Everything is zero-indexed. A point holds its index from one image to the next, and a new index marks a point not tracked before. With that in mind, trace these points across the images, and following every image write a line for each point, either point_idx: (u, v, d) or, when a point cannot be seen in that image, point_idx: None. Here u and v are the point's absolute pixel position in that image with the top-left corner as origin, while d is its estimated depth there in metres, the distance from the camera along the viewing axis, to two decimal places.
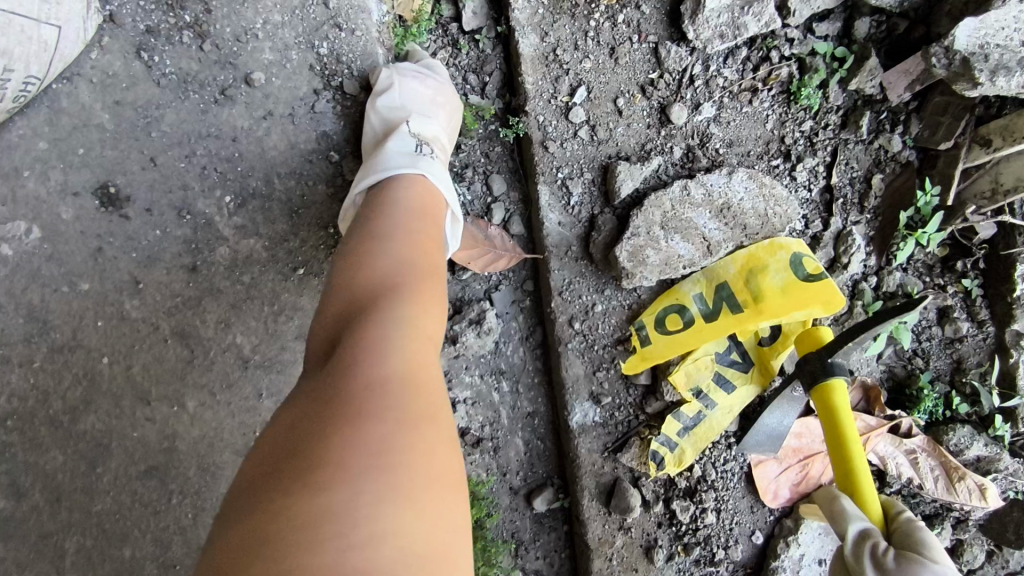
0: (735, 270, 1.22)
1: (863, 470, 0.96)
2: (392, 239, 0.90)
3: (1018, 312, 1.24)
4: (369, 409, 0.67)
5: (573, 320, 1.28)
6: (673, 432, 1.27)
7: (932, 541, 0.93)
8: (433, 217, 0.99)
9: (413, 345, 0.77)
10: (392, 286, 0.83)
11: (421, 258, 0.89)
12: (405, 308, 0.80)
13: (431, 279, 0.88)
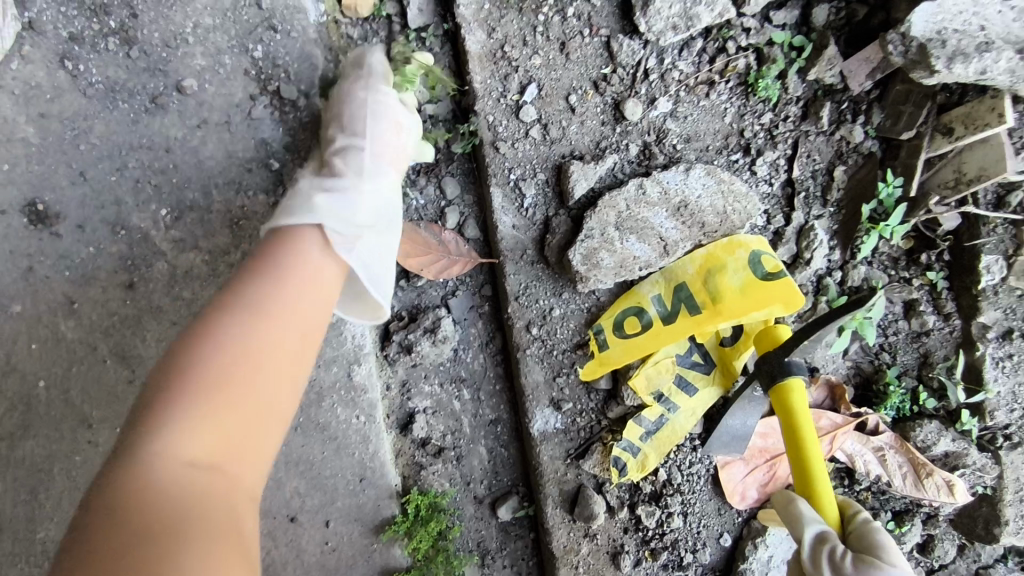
0: (693, 269, 1.19)
1: (820, 471, 0.94)
2: (228, 300, 0.79)
3: (983, 304, 1.20)
4: (102, 529, 0.65)
5: (530, 326, 1.25)
6: (635, 437, 1.23)
7: (889, 543, 0.92)
8: (290, 274, 0.82)
9: (192, 444, 0.71)
10: (194, 367, 0.74)
11: (245, 341, 0.76)
12: (194, 425, 0.71)
13: (249, 368, 0.76)
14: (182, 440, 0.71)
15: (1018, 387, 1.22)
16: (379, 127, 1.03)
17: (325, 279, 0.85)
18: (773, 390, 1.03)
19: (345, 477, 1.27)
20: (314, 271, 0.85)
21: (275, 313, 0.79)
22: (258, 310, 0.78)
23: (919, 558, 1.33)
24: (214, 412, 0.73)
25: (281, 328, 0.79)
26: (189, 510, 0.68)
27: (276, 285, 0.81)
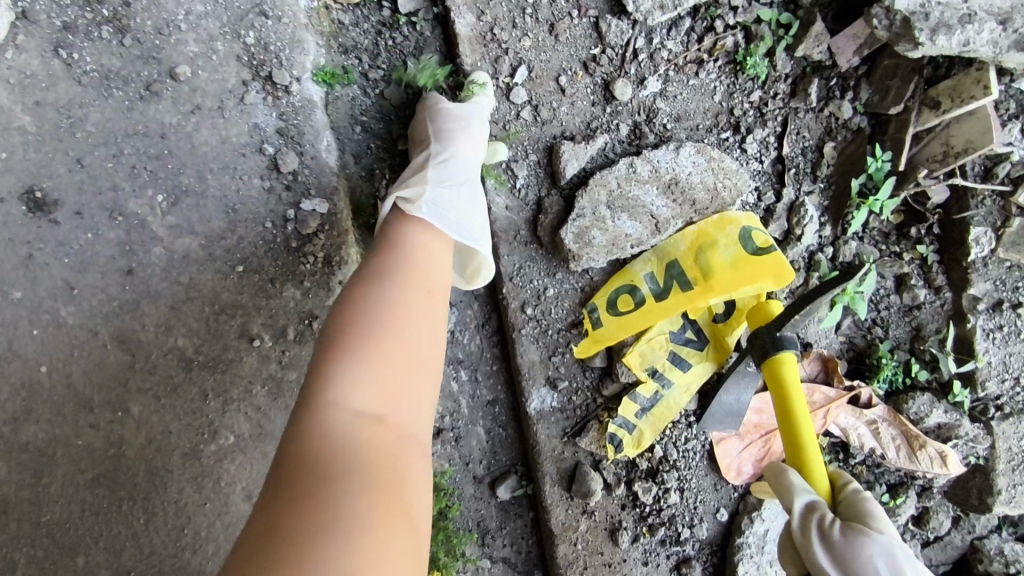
0: (685, 246, 1.20)
1: (812, 443, 0.94)
2: (373, 279, 0.91)
3: (973, 277, 1.22)
4: (314, 473, 0.73)
5: (524, 306, 1.27)
6: (630, 413, 1.25)
7: (881, 514, 0.93)
8: (411, 255, 0.97)
9: (371, 395, 0.81)
10: (354, 334, 0.84)
11: (395, 304, 0.89)
12: (364, 380, 0.81)
13: (398, 333, 0.86)
14: (352, 392, 0.80)
15: (1010, 357, 1.22)
16: (462, 137, 1.12)
17: (438, 261, 0.99)
18: (766, 361, 1.03)
19: None
20: (425, 249, 1.00)
21: (420, 276, 0.94)
22: (400, 279, 0.92)
23: (914, 530, 1.34)
24: (376, 373, 0.82)
25: (418, 296, 0.92)
26: (364, 454, 0.76)
27: (413, 256, 0.96)
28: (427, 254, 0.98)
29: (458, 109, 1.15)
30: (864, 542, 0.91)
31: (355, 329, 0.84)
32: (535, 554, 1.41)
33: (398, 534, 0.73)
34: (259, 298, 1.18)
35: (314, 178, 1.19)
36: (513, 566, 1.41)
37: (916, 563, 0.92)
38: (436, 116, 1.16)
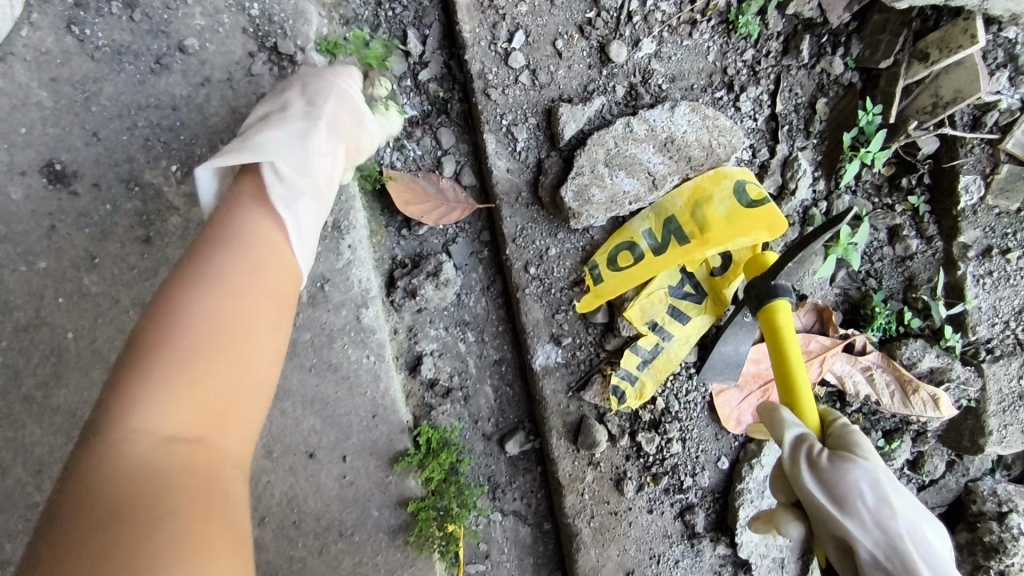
0: (682, 202, 1.23)
1: (802, 379, 0.99)
2: (192, 278, 0.82)
3: (964, 224, 1.25)
4: (108, 510, 0.68)
5: (528, 266, 1.31)
6: (633, 366, 1.29)
7: (868, 443, 0.98)
8: (242, 241, 0.88)
9: (175, 413, 0.75)
10: (157, 343, 0.76)
11: (213, 303, 0.80)
12: (165, 396, 0.74)
13: (219, 345, 0.79)
14: (156, 419, 0.73)
15: (999, 302, 1.26)
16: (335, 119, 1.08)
17: (275, 250, 0.90)
18: (762, 309, 1.07)
19: (358, 415, 1.29)
20: (258, 234, 0.90)
21: (248, 268, 0.85)
22: (227, 276, 0.83)
23: (909, 474, 1.39)
24: (180, 391, 0.75)
25: (257, 291, 0.85)
26: (175, 480, 0.72)
27: (240, 247, 0.87)
28: (266, 246, 0.90)
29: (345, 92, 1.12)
30: (852, 469, 0.95)
31: (160, 347, 0.76)
32: (544, 506, 1.47)
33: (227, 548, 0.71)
34: None
35: None
36: (523, 518, 1.47)
37: (901, 488, 0.96)
38: (306, 86, 1.10)
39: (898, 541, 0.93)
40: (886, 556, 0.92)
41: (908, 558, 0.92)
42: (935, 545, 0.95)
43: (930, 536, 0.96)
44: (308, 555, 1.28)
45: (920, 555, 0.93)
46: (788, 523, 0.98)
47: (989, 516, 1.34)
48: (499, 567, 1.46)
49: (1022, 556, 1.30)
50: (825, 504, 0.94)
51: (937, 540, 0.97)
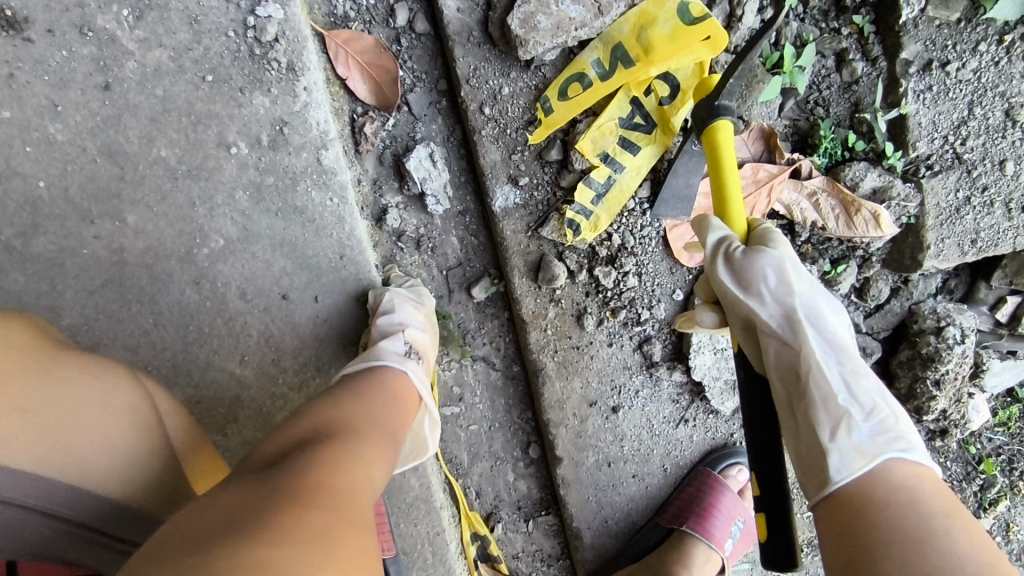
0: (628, 28, 1.26)
1: (734, 188, 1.04)
2: (370, 396, 1.05)
3: (905, 40, 1.28)
4: (316, 487, 0.76)
5: (482, 107, 1.34)
6: (587, 200, 1.35)
7: (783, 241, 1.04)
8: (397, 387, 1.13)
9: (359, 455, 0.88)
10: (348, 418, 0.96)
11: (381, 418, 1.01)
12: (355, 447, 0.89)
13: (380, 440, 0.95)
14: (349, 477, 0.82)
15: (939, 117, 1.29)
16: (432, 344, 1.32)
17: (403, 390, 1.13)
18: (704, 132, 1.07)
19: (326, 257, 1.35)
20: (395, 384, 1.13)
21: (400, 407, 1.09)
22: (389, 404, 1.07)
23: (856, 301, 1.46)
24: (369, 447, 0.92)
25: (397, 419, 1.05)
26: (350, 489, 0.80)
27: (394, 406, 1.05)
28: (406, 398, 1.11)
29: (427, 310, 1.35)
30: (760, 257, 1.02)
31: (362, 426, 0.94)
32: (513, 350, 1.56)
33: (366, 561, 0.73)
34: (234, 107, 1.27)
35: None
36: (492, 363, 1.56)
37: (804, 274, 1.03)
38: (403, 301, 1.32)
39: (795, 314, 1.00)
40: (781, 327, 1.00)
41: (799, 324, 0.99)
42: (830, 320, 1.01)
43: (831, 317, 1.03)
44: (290, 392, 1.36)
45: (813, 325, 1.00)
46: (704, 314, 1.11)
47: (928, 332, 1.41)
48: (472, 408, 1.57)
49: (956, 364, 1.39)
50: (730, 287, 1.03)
51: (836, 319, 1.03)
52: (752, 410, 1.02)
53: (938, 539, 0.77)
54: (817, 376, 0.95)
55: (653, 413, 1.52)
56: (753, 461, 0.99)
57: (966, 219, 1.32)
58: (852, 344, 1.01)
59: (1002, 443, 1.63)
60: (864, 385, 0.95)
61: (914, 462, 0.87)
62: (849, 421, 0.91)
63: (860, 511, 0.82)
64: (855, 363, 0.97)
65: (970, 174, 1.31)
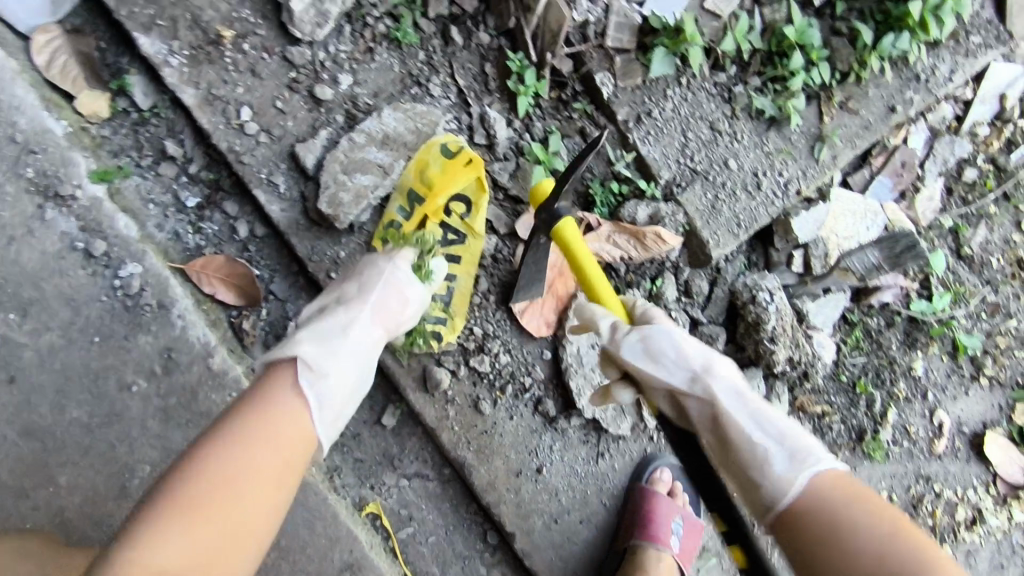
0: (412, 176, 1.58)
1: (594, 277, 1.34)
2: (225, 430, 1.11)
3: (616, 107, 1.65)
4: None
5: (329, 273, 1.62)
6: (439, 311, 1.63)
7: (659, 317, 1.35)
8: (278, 410, 1.17)
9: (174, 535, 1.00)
10: (181, 475, 1.05)
11: (219, 464, 1.06)
12: (166, 528, 1.00)
13: (211, 502, 1.04)
14: (146, 560, 0.97)
15: (666, 148, 1.65)
16: (390, 321, 1.42)
17: (298, 416, 1.19)
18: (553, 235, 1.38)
19: None
20: (290, 403, 1.19)
21: (265, 431, 1.12)
22: (239, 429, 1.11)
23: (687, 302, 1.77)
24: (187, 516, 1.01)
25: (256, 450, 1.10)
26: None
27: (281, 429, 1.15)
28: (279, 423, 1.15)
29: (401, 285, 1.44)
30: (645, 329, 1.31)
31: (195, 492, 1.03)
32: (438, 456, 1.73)
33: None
34: (123, 353, 1.49)
35: (124, 250, 1.52)
36: (426, 475, 1.73)
37: (691, 341, 1.31)
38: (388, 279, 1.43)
39: (705, 382, 1.27)
40: (694, 388, 1.27)
41: (710, 387, 1.26)
42: (722, 372, 1.28)
43: (722, 369, 1.29)
44: None
45: (717, 381, 1.27)
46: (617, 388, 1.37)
47: (747, 303, 1.73)
48: (424, 522, 1.72)
49: (776, 320, 1.70)
50: (641, 369, 1.29)
51: (725, 366, 1.30)
52: (693, 463, 1.34)
53: (868, 551, 1.06)
54: (734, 428, 1.24)
55: (573, 460, 1.72)
56: (709, 504, 1.35)
57: (723, 212, 1.67)
58: (748, 385, 1.29)
59: (864, 363, 1.91)
60: (774, 418, 1.24)
61: (827, 470, 1.17)
62: (772, 458, 1.20)
63: (789, 529, 1.15)
64: (754, 403, 1.25)
65: (708, 178, 1.66)
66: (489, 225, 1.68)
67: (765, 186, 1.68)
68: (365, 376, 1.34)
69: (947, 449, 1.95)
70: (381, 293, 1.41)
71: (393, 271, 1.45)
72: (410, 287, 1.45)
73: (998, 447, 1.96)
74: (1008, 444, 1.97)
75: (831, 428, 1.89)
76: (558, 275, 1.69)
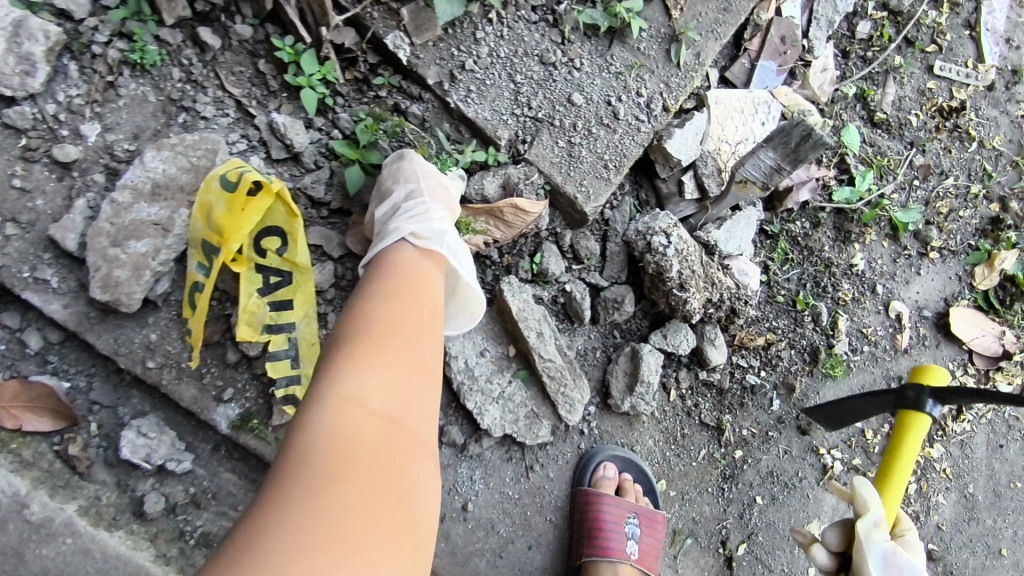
0: (200, 224, 1.28)
1: (899, 481, 1.20)
2: (367, 301, 1.07)
3: (422, 71, 1.34)
4: (302, 449, 0.86)
5: (145, 363, 1.32)
6: (287, 369, 1.34)
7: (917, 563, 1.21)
8: (401, 275, 1.13)
9: (367, 381, 0.95)
10: (341, 346, 1.00)
11: (376, 322, 1.03)
12: (353, 379, 0.95)
13: (383, 351, 1.00)
14: (356, 394, 0.93)
15: (495, 103, 1.36)
16: (444, 200, 1.28)
17: (419, 278, 1.15)
18: (900, 418, 1.23)
19: None
20: (413, 266, 1.16)
21: (405, 295, 1.10)
22: (379, 299, 1.07)
23: (579, 267, 1.53)
24: (368, 362, 0.97)
25: (407, 314, 1.07)
26: (337, 448, 0.87)
27: (420, 297, 1.11)
28: (401, 287, 1.11)
29: (429, 168, 1.30)
30: (897, 563, 1.16)
31: (370, 339, 1.00)
32: None
33: (379, 535, 0.82)
34: None
35: None
36: None
37: None
38: (412, 165, 1.28)
39: None
40: None
41: None
42: None
43: None
44: None
45: None
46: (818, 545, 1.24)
47: (644, 253, 1.48)
48: None
49: (679, 264, 1.44)
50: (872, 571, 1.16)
51: None
52: None
53: None
54: None
55: (499, 483, 1.49)
56: None
57: (583, 158, 1.39)
58: None
59: (798, 275, 1.68)
60: None
61: None
62: None
63: None
64: None
65: (554, 124, 1.38)
66: (320, 250, 1.39)
67: (623, 114, 1.40)
68: (450, 252, 1.25)
69: (913, 340, 1.74)
70: (420, 174, 1.28)
71: (413, 158, 1.30)
72: (431, 168, 1.30)
73: (965, 320, 1.75)
74: (976, 315, 1.76)
75: (781, 357, 1.67)
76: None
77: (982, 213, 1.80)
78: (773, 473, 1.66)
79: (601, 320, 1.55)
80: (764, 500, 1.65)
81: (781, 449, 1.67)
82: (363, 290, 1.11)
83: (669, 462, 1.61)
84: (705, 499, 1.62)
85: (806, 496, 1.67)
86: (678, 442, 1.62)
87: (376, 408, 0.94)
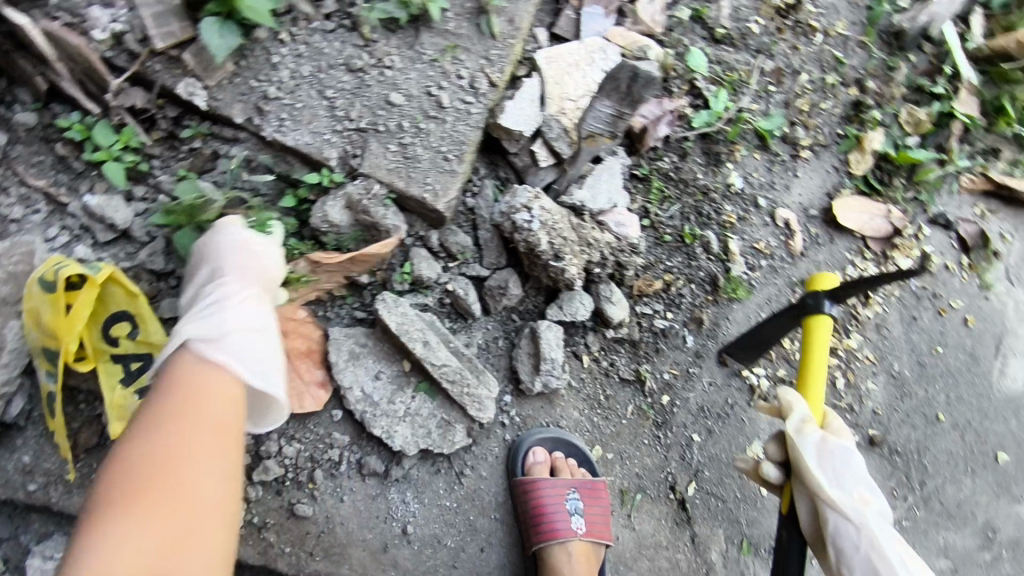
0: (34, 333, 1.21)
1: (817, 386, 1.31)
2: (136, 429, 0.98)
3: (226, 112, 1.28)
4: None
5: (25, 487, 1.25)
6: None
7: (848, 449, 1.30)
8: (188, 373, 1.06)
9: (130, 536, 0.89)
10: (104, 492, 0.93)
11: (146, 456, 0.95)
12: (113, 536, 0.88)
13: (150, 495, 0.92)
14: (113, 558, 0.87)
15: (312, 126, 1.30)
16: (251, 274, 1.20)
17: (210, 370, 1.07)
18: (805, 325, 1.32)
19: None
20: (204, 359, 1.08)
21: (183, 412, 1.00)
22: (153, 422, 0.98)
23: (455, 264, 1.50)
24: (133, 512, 0.90)
25: (184, 438, 0.98)
26: None
27: (205, 397, 1.04)
28: (186, 397, 1.02)
29: (237, 239, 1.22)
30: (829, 450, 1.24)
31: (134, 484, 0.93)
32: None
33: None
34: None
35: None
36: None
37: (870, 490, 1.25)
38: (217, 240, 1.22)
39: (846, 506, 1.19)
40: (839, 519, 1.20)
41: (850, 520, 1.19)
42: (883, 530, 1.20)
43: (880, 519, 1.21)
44: None
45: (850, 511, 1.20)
46: (765, 462, 1.30)
47: (513, 233, 1.44)
48: None
49: (548, 235, 1.41)
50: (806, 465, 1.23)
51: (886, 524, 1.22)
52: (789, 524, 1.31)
53: None
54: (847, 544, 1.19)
55: (434, 497, 1.47)
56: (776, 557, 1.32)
57: (422, 156, 1.33)
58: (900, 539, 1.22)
59: (680, 210, 1.67)
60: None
61: None
62: None
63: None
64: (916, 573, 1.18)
65: (379, 131, 1.32)
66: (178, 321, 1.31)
67: (448, 102, 1.34)
68: (253, 335, 1.15)
69: (806, 243, 1.75)
70: (223, 249, 1.20)
71: (222, 229, 1.23)
72: (236, 236, 1.22)
73: (850, 208, 1.76)
74: (860, 201, 1.78)
75: (683, 294, 1.67)
76: (309, 352, 1.41)
77: (844, 101, 1.79)
78: (703, 408, 1.67)
79: (493, 309, 1.52)
80: (701, 436, 1.66)
81: (706, 382, 1.68)
82: (140, 412, 1.02)
83: (598, 427, 1.62)
84: (643, 451, 1.63)
85: (741, 420, 1.69)
86: (603, 404, 1.62)
87: (142, 566, 0.88)
